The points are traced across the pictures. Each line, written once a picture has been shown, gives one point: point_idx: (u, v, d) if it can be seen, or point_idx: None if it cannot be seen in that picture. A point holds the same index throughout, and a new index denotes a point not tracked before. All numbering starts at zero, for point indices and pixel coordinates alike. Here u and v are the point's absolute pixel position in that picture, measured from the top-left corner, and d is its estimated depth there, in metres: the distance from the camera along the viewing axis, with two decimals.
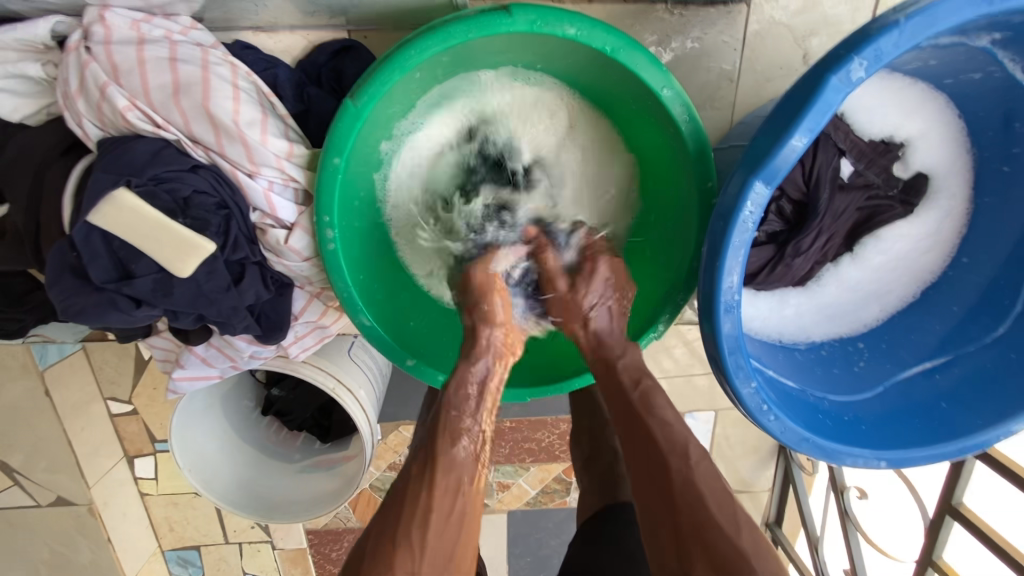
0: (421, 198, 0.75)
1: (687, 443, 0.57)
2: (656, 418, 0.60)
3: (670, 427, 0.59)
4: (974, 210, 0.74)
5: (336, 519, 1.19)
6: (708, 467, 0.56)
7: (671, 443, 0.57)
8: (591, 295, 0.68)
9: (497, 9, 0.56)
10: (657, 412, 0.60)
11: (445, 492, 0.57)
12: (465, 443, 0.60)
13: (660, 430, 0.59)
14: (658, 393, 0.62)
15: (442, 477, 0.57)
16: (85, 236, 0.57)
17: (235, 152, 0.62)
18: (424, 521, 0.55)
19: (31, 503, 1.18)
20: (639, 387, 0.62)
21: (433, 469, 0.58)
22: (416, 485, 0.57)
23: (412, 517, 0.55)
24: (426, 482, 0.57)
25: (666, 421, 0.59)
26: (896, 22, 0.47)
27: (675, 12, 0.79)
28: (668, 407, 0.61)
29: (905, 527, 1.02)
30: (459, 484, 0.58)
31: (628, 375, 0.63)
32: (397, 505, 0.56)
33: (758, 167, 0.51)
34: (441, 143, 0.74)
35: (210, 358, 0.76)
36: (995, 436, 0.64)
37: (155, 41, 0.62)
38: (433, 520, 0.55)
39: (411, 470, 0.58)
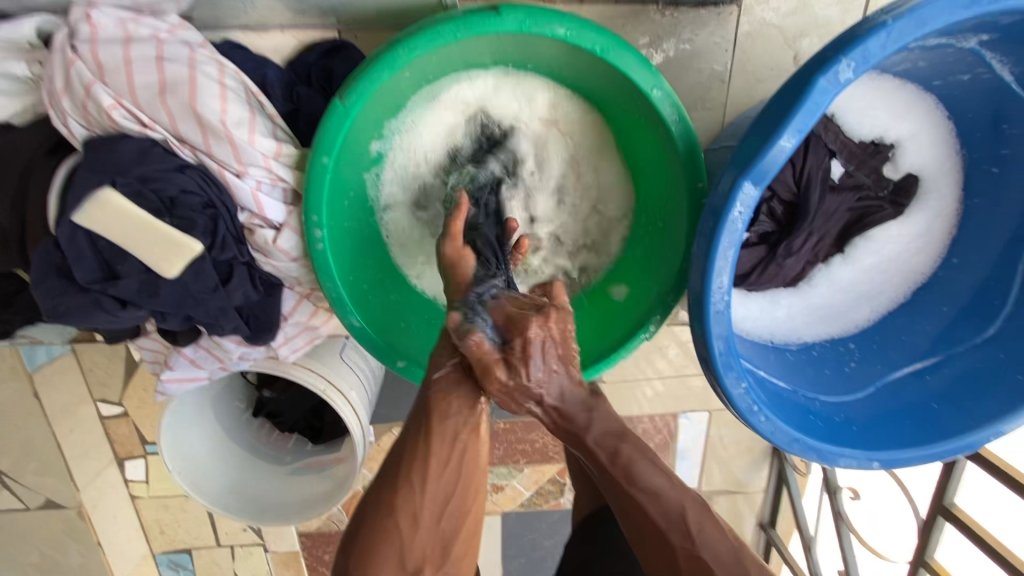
0: (414, 195, 0.74)
1: (683, 510, 0.52)
2: (642, 488, 0.53)
3: (661, 495, 0.53)
4: (964, 211, 0.74)
5: (329, 521, 1.18)
6: (713, 535, 0.52)
7: (668, 520, 0.52)
8: (536, 367, 0.53)
9: (486, 9, 0.56)
10: (643, 484, 0.53)
11: (442, 440, 0.56)
12: (459, 399, 0.57)
13: (654, 511, 0.52)
14: (640, 464, 0.54)
15: (439, 427, 0.56)
16: (70, 236, 0.56)
17: (223, 152, 0.61)
18: (424, 468, 0.54)
19: (20, 506, 1.17)
20: (617, 462, 0.54)
21: (429, 420, 0.56)
22: (413, 438, 0.56)
23: (411, 467, 0.54)
24: (423, 435, 0.56)
25: (654, 491, 0.53)
26: (884, 23, 0.47)
27: (666, 13, 0.79)
28: (653, 472, 0.54)
29: (896, 528, 1.02)
30: (456, 434, 0.56)
31: (605, 450, 0.54)
32: (396, 459, 0.55)
33: (747, 168, 0.51)
34: (434, 139, 0.73)
35: (199, 359, 0.75)
36: (984, 436, 0.64)
37: (142, 39, 0.61)
38: (432, 465, 0.55)
39: (408, 424, 0.57)
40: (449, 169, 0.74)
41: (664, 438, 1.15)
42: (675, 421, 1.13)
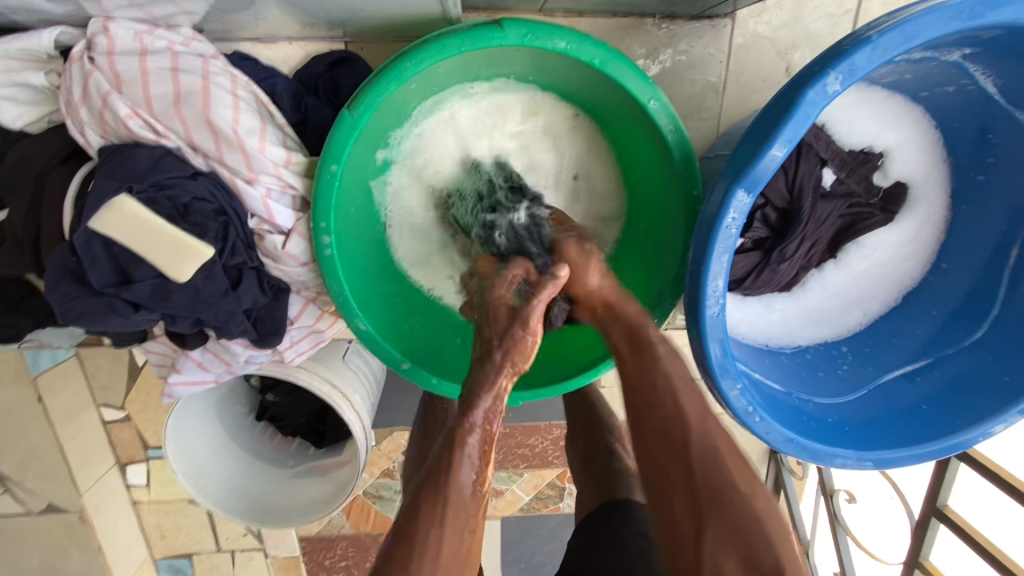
0: (423, 206, 0.77)
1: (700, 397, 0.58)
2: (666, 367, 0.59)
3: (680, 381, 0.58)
4: (952, 218, 0.77)
5: (329, 526, 1.19)
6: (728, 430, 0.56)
7: (699, 404, 0.57)
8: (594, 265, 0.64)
9: (489, 23, 0.58)
10: (677, 370, 0.59)
11: (453, 527, 0.51)
12: (469, 474, 0.54)
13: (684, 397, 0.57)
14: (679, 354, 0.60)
15: (451, 513, 0.52)
16: (86, 241, 0.58)
17: (235, 160, 0.64)
18: (435, 559, 0.49)
19: (22, 510, 1.18)
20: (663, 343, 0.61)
21: (443, 507, 0.52)
22: (425, 524, 0.51)
23: (423, 559, 0.49)
24: (435, 518, 0.51)
25: (685, 378, 0.58)
26: (869, 38, 0.49)
27: (662, 27, 0.81)
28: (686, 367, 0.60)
29: (892, 529, 1.04)
30: (466, 517, 0.52)
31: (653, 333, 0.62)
32: (407, 537, 0.50)
33: (740, 176, 0.53)
34: (443, 152, 0.75)
35: (206, 362, 0.77)
36: (973, 436, 0.66)
37: (157, 52, 0.63)
38: (444, 555, 0.50)
39: (416, 505, 0.52)
40: (458, 180, 0.76)
41: None
42: None
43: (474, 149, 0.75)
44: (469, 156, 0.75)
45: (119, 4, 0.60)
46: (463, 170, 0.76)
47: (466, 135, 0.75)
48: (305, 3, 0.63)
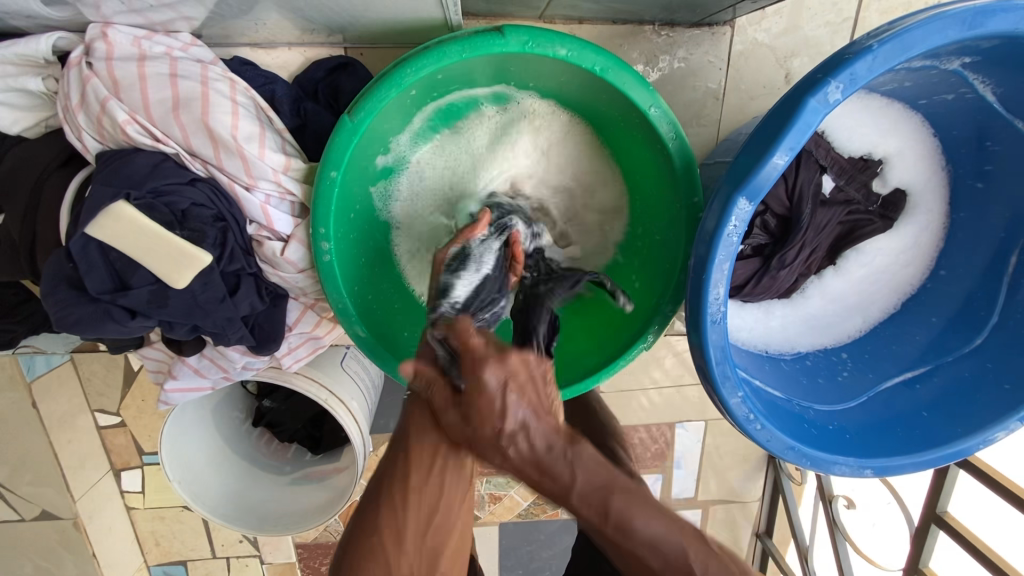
0: (418, 220, 0.76)
1: (683, 553, 0.48)
2: (638, 540, 0.49)
3: (658, 543, 0.49)
4: (950, 225, 0.77)
5: (326, 532, 1.18)
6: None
7: (669, 567, 0.48)
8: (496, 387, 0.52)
9: (490, 30, 0.58)
10: (639, 532, 0.49)
11: (421, 460, 0.59)
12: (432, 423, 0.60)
13: (656, 563, 0.49)
14: (632, 512, 0.49)
15: (416, 449, 0.60)
16: (83, 247, 0.57)
17: (234, 166, 0.63)
18: (404, 481, 0.59)
19: (15, 516, 1.17)
20: (609, 517, 0.49)
21: (406, 444, 0.60)
22: (393, 455, 0.61)
23: (392, 482, 0.60)
24: (402, 452, 0.60)
25: (651, 540, 0.49)
26: (870, 47, 0.49)
27: (662, 33, 0.82)
28: (648, 518, 0.49)
29: (891, 535, 1.04)
30: (433, 452, 0.59)
31: (593, 508, 0.50)
32: (380, 476, 0.61)
33: (742, 184, 0.53)
34: (444, 167, 0.75)
35: (203, 369, 0.76)
36: (973, 444, 0.66)
37: (156, 57, 0.63)
38: (412, 478, 0.59)
39: (391, 447, 0.62)
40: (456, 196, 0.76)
41: (662, 448, 1.16)
42: (672, 431, 1.14)
43: (473, 166, 0.75)
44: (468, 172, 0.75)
45: (118, 10, 0.59)
46: (461, 185, 0.76)
47: (465, 151, 0.75)
48: (305, 8, 0.63)
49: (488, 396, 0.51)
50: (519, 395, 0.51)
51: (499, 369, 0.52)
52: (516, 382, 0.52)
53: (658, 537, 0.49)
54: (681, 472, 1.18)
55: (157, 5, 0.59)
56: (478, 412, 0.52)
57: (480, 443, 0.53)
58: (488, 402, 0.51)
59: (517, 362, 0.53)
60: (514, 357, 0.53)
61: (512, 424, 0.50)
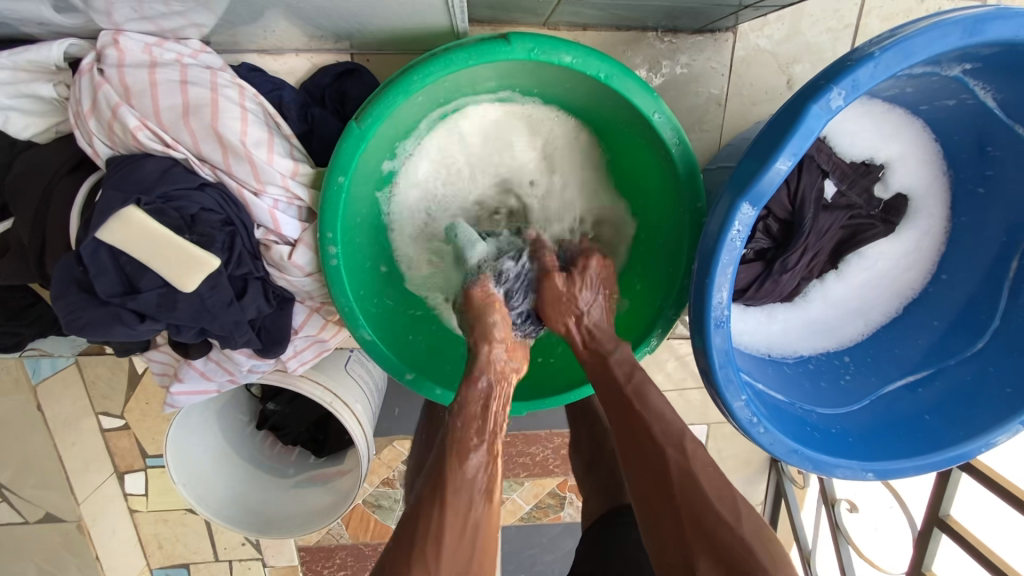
0: (424, 232, 0.78)
1: (682, 432, 0.60)
2: (651, 411, 0.62)
3: (664, 416, 0.61)
4: (952, 230, 0.77)
5: (328, 535, 1.18)
6: (706, 458, 0.59)
7: (667, 436, 0.60)
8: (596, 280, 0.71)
9: (496, 37, 0.59)
10: (651, 405, 0.62)
11: (456, 514, 0.54)
12: (476, 458, 0.57)
13: (657, 431, 0.60)
14: (649, 388, 0.63)
15: (452, 500, 0.54)
16: (93, 251, 0.58)
17: (242, 171, 0.64)
18: (438, 542, 0.52)
19: (19, 519, 1.17)
20: (630, 381, 0.64)
21: (442, 492, 0.55)
22: (427, 507, 0.54)
23: (426, 541, 0.52)
24: (437, 505, 0.54)
25: (658, 411, 0.62)
26: (871, 54, 0.50)
27: (665, 40, 0.82)
28: (660, 397, 0.63)
29: (894, 539, 1.04)
30: (468, 505, 0.55)
31: (622, 371, 0.65)
32: (410, 532, 0.53)
33: (745, 190, 0.53)
34: (450, 180, 0.77)
35: (209, 372, 0.76)
36: (976, 447, 0.66)
37: (166, 64, 0.63)
38: (448, 538, 0.52)
39: (421, 498, 0.55)
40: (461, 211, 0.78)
41: None
42: None
43: (478, 178, 0.78)
44: (472, 185, 0.78)
45: (129, 17, 0.60)
46: (465, 199, 0.78)
47: (470, 164, 0.77)
48: (313, 15, 0.64)
49: (583, 284, 0.70)
50: (602, 287, 0.71)
51: (600, 264, 0.73)
52: (602, 275, 0.72)
53: (662, 408, 0.62)
54: None
55: (168, 12, 0.60)
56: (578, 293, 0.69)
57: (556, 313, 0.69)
58: (588, 289, 0.70)
59: (597, 265, 0.72)
60: (600, 258, 0.73)
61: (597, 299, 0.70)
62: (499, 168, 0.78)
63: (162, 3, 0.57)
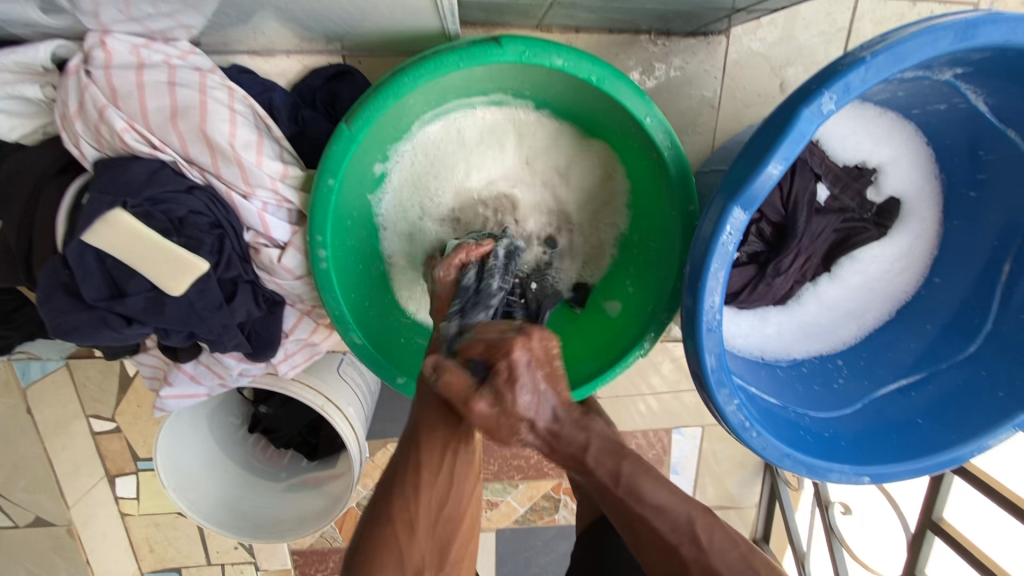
0: (414, 234, 0.77)
1: (690, 518, 0.52)
2: (647, 507, 0.52)
3: (665, 509, 0.52)
4: (944, 233, 0.78)
5: (321, 539, 1.18)
6: (721, 541, 0.52)
7: (676, 534, 0.52)
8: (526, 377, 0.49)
9: (487, 40, 0.58)
10: (649, 500, 0.52)
11: (430, 460, 0.57)
12: (445, 433, 0.56)
13: (663, 530, 0.52)
14: (643, 483, 0.52)
15: (426, 450, 0.57)
16: (79, 254, 0.57)
17: (231, 173, 0.63)
18: (414, 482, 0.56)
19: (8, 524, 1.16)
20: (621, 485, 0.52)
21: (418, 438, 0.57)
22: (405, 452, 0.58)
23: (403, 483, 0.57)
24: (413, 452, 0.57)
25: (658, 507, 0.52)
26: (863, 58, 0.50)
27: (658, 43, 0.82)
28: (656, 487, 0.52)
29: (886, 542, 1.04)
30: (442, 453, 0.57)
31: (605, 471, 0.51)
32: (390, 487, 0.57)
33: (736, 193, 0.53)
34: (437, 180, 0.76)
35: (198, 375, 0.76)
36: (967, 452, 0.66)
37: (155, 66, 0.63)
38: (424, 479, 0.57)
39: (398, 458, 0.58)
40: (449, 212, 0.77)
41: (659, 454, 1.16)
42: (669, 436, 1.14)
43: (467, 182, 0.76)
44: (460, 185, 0.76)
45: (117, 18, 0.59)
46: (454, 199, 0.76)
47: (459, 168, 0.76)
48: (304, 17, 0.63)
49: (518, 388, 0.49)
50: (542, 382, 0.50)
51: (530, 350, 0.50)
52: (540, 363, 0.50)
53: (662, 504, 0.52)
54: (679, 477, 1.18)
55: (156, 13, 0.59)
56: (517, 408, 0.49)
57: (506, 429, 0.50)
58: (522, 395, 0.48)
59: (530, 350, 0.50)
60: (537, 336, 0.51)
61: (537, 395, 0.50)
62: (487, 168, 0.76)
63: (150, 5, 0.57)
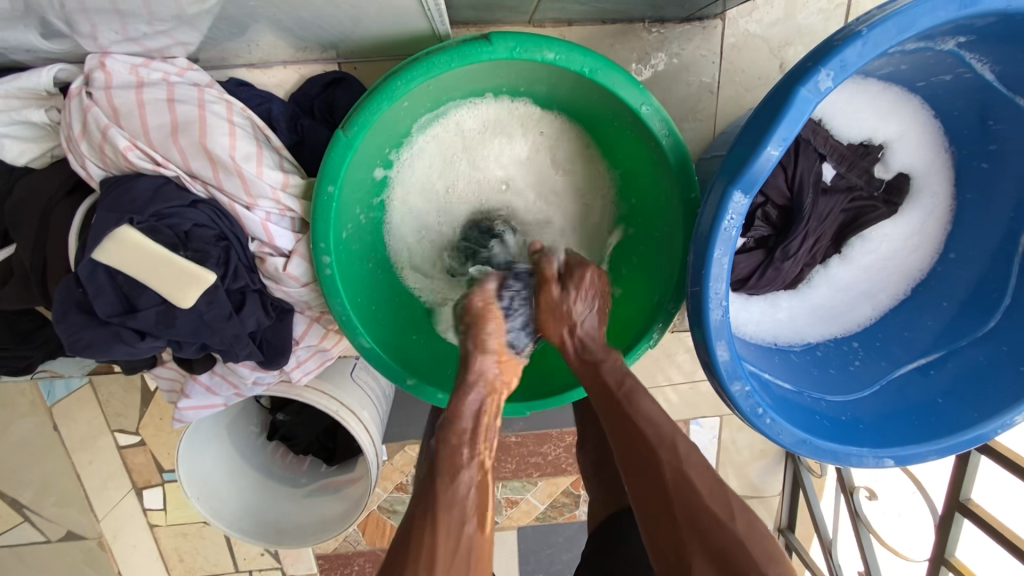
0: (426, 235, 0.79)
1: (671, 430, 0.57)
2: (640, 412, 0.58)
3: (654, 419, 0.58)
4: (957, 207, 0.76)
5: (345, 542, 1.19)
6: (697, 456, 0.55)
7: (658, 438, 0.56)
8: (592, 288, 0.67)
9: (477, 39, 0.58)
10: (641, 409, 0.59)
11: (447, 530, 0.50)
12: (467, 474, 0.54)
13: (651, 406, 0.59)
14: (641, 393, 0.60)
15: (443, 521, 0.50)
16: (90, 272, 0.59)
17: (232, 185, 0.64)
18: (432, 559, 0.48)
19: (41, 538, 1.19)
20: (622, 387, 0.61)
21: (433, 507, 0.51)
22: (420, 525, 0.50)
23: (419, 560, 0.47)
24: (428, 523, 0.50)
25: (649, 416, 0.58)
26: (859, 32, 0.49)
27: (652, 30, 0.81)
28: (652, 402, 0.59)
29: (915, 528, 1.01)
30: (462, 522, 0.51)
31: (612, 377, 0.62)
32: (400, 559, 0.48)
33: (736, 177, 0.52)
34: (447, 179, 0.76)
35: (214, 386, 0.77)
36: (991, 429, 0.64)
37: (154, 84, 0.64)
38: (441, 556, 0.48)
39: (410, 518, 0.51)
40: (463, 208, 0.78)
41: None
42: (687, 427, 1.13)
43: (467, 179, 0.77)
44: (462, 184, 0.77)
45: (115, 40, 0.61)
46: (456, 198, 0.77)
47: (456, 167, 0.76)
48: (296, 28, 0.64)
49: (577, 295, 0.66)
50: (598, 298, 0.67)
51: (596, 276, 0.68)
52: (597, 286, 0.67)
53: (658, 418, 0.58)
54: None
55: (152, 32, 0.60)
56: (573, 304, 0.66)
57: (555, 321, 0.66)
58: (581, 296, 0.66)
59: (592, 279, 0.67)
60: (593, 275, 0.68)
61: (592, 310, 0.66)
62: (490, 163, 0.77)
63: (146, 24, 0.58)
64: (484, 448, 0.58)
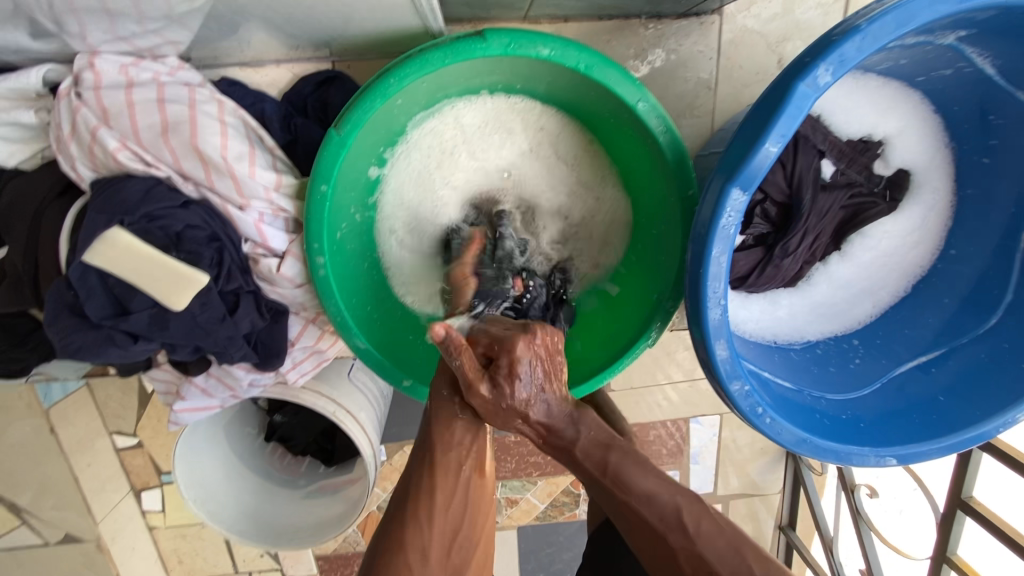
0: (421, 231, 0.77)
1: (676, 507, 0.50)
2: (637, 494, 0.52)
3: (653, 497, 0.51)
4: (957, 203, 0.75)
5: (345, 543, 1.19)
6: (712, 529, 0.49)
7: (665, 521, 0.50)
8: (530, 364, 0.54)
9: (472, 35, 0.58)
10: (636, 489, 0.52)
11: (444, 474, 0.55)
12: (461, 424, 0.57)
13: (643, 481, 0.52)
14: (629, 467, 0.53)
15: (438, 469, 0.55)
16: (81, 275, 0.58)
17: (225, 186, 0.64)
18: (429, 502, 0.54)
19: (40, 541, 1.19)
20: (608, 470, 0.53)
21: (430, 457, 0.56)
22: (417, 474, 0.55)
23: (417, 502, 0.54)
24: (426, 470, 0.55)
25: (647, 494, 0.51)
26: (858, 27, 0.48)
27: (649, 26, 0.81)
28: (645, 475, 0.52)
29: (918, 525, 1.01)
30: (458, 465, 0.56)
31: (592, 460, 0.54)
32: (405, 497, 0.55)
33: (734, 174, 0.52)
34: (444, 175, 0.75)
35: (210, 388, 0.77)
36: (993, 427, 0.64)
37: (144, 83, 0.63)
38: (437, 496, 0.54)
39: (411, 466, 0.57)
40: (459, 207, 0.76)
41: (678, 444, 1.14)
42: (687, 426, 1.13)
43: (464, 176, 0.76)
44: (459, 180, 0.76)
45: (104, 39, 0.60)
46: (452, 194, 0.76)
47: (453, 163, 0.75)
48: (287, 26, 0.63)
49: (517, 381, 0.53)
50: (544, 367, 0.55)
51: (529, 346, 0.54)
52: (545, 349, 0.55)
53: (657, 493, 0.51)
54: (699, 467, 1.16)
55: (142, 31, 0.59)
56: (513, 393, 0.53)
57: (501, 416, 0.55)
58: (520, 385, 0.53)
59: (525, 351, 0.53)
60: (539, 335, 0.55)
61: (537, 390, 0.54)
62: (487, 159, 0.76)
63: (135, 23, 0.57)
64: (477, 423, 0.57)
